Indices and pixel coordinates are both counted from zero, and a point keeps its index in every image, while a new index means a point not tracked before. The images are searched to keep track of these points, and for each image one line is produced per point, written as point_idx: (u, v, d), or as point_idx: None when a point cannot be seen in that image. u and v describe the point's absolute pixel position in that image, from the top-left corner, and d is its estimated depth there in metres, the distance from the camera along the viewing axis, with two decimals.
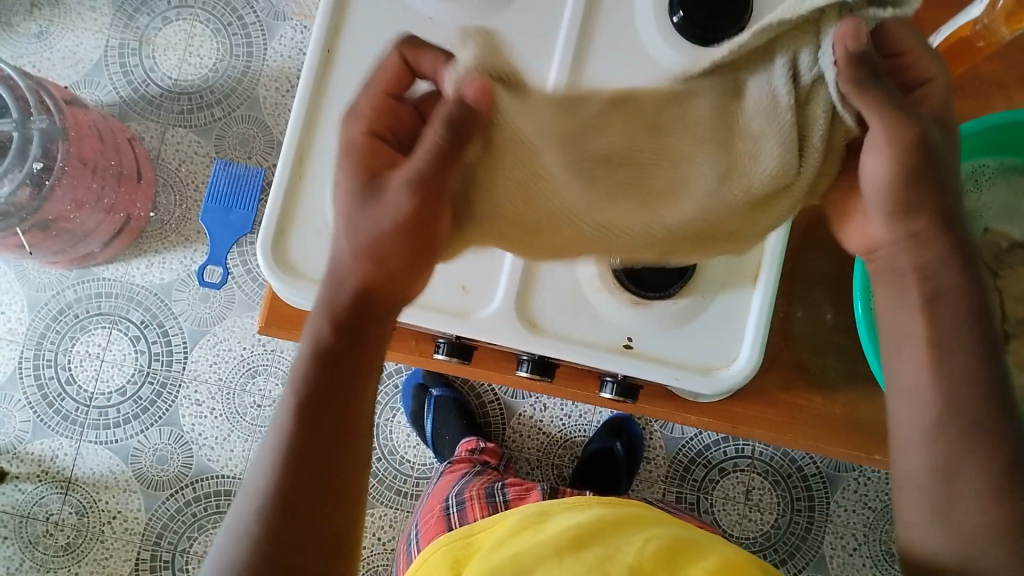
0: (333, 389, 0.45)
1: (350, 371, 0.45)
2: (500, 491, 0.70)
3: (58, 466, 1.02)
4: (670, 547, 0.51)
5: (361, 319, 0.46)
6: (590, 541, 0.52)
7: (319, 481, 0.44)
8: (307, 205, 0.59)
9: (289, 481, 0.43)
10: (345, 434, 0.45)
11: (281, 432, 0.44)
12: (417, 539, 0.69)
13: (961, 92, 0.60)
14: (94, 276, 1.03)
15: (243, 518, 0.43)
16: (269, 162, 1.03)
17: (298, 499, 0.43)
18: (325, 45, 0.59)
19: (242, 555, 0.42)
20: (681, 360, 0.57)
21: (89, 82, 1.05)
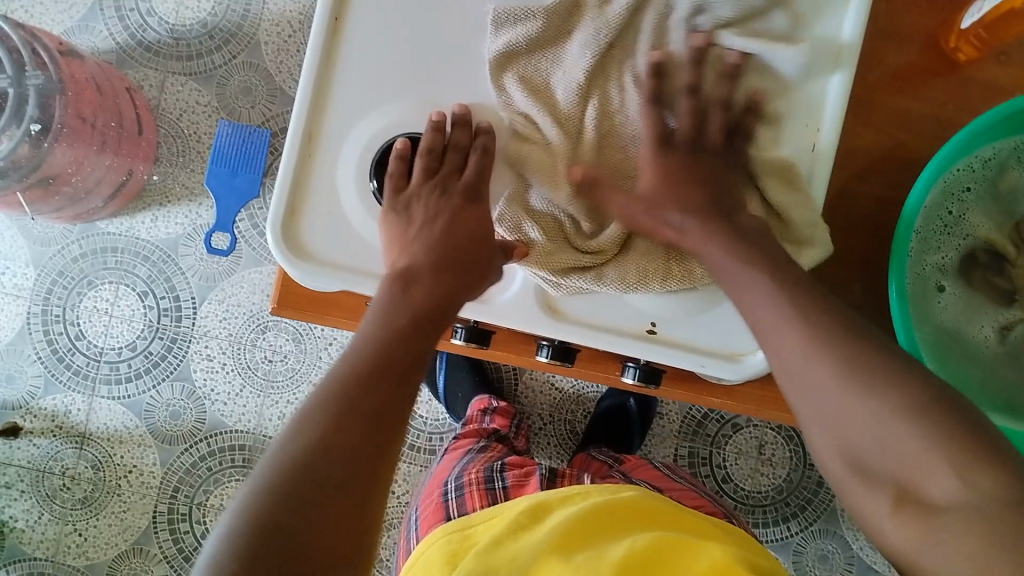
0: (374, 389, 0.43)
1: (393, 381, 0.45)
2: (499, 475, 0.69)
3: (72, 422, 1.02)
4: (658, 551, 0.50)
5: (402, 338, 0.47)
6: (580, 539, 0.51)
7: (366, 443, 0.41)
8: (318, 185, 0.56)
9: (315, 458, 0.40)
10: (385, 433, 0.42)
11: (318, 404, 0.42)
12: (416, 525, 0.69)
13: (1006, 59, 0.57)
14: (99, 231, 1.01)
15: (273, 460, 0.40)
16: (272, 111, 0.99)
17: (342, 450, 0.41)
18: (332, 13, 0.56)
19: (249, 519, 0.37)
20: (707, 346, 0.56)
21: (83, 27, 1.00)
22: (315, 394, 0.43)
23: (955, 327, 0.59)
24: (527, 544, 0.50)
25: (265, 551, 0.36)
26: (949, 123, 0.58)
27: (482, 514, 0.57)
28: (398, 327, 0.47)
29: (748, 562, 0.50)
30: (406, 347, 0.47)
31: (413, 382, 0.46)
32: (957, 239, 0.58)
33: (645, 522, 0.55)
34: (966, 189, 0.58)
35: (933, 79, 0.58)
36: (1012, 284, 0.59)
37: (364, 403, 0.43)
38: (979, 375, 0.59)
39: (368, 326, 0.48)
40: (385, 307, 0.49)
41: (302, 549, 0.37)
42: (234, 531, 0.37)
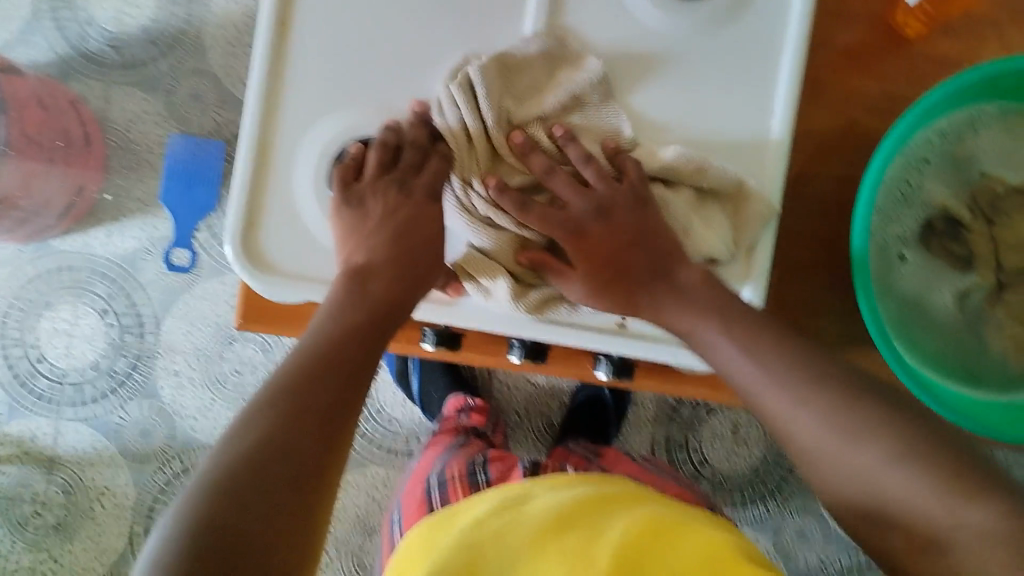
0: (321, 389, 0.43)
1: (341, 383, 0.44)
2: (481, 469, 0.69)
3: (39, 446, 1.00)
4: (654, 532, 0.48)
5: (349, 337, 0.47)
6: (573, 521, 0.49)
7: (319, 442, 0.42)
8: (275, 196, 0.55)
9: (262, 456, 0.40)
10: (333, 435, 0.42)
11: (264, 401, 0.42)
12: (399, 521, 0.68)
13: (953, 31, 0.58)
14: (53, 250, 0.99)
15: (221, 457, 0.40)
16: (224, 117, 0.97)
17: (295, 451, 0.40)
18: (277, 18, 0.54)
19: (192, 517, 0.37)
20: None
21: (22, 40, 0.98)
22: (265, 388, 0.43)
23: (916, 295, 0.59)
24: (515, 529, 0.49)
25: (208, 547, 0.36)
26: (904, 99, 0.58)
27: (473, 501, 0.56)
28: (353, 325, 0.48)
29: (747, 545, 0.48)
30: (361, 343, 0.47)
31: (363, 377, 0.46)
32: (915, 209, 0.59)
33: (637, 501, 0.53)
34: (925, 160, 0.59)
35: (885, 56, 0.58)
36: (969, 249, 0.59)
37: (314, 405, 0.43)
38: (940, 342, 0.60)
39: (315, 325, 0.47)
40: (333, 306, 0.48)
41: (255, 550, 0.37)
42: (180, 529, 0.37)
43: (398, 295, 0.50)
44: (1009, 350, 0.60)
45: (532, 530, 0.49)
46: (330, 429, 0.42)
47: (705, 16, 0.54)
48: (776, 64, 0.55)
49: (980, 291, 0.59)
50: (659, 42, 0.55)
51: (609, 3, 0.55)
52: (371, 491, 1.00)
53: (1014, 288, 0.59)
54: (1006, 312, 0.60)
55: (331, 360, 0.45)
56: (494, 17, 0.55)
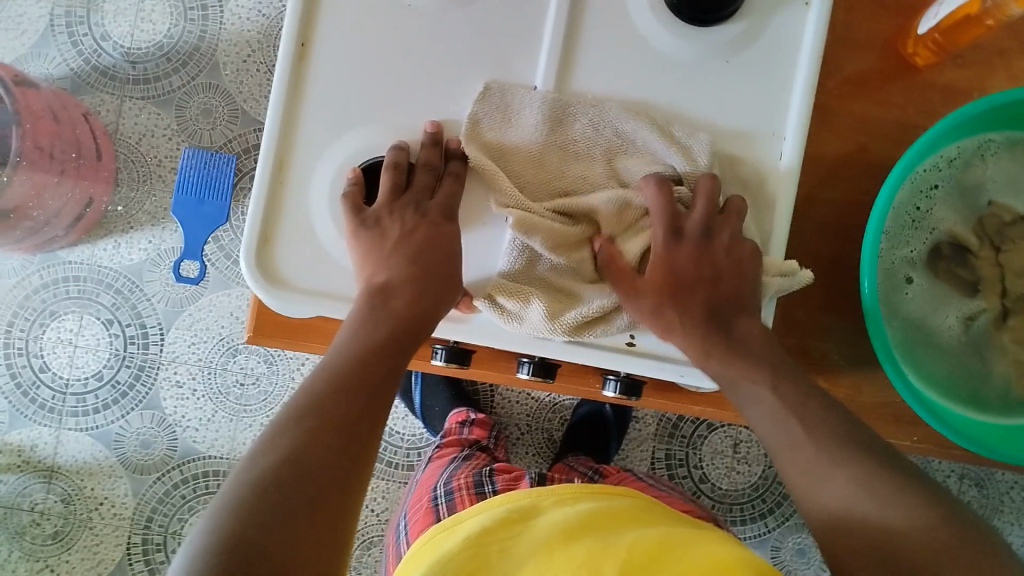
0: (342, 409, 0.45)
1: (361, 404, 0.46)
2: (487, 480, 0.69)
3: (39, 456, 1.00)
4: (661, 543, 0.49)
5: (369, 359, 0.49)
6: (581, 534, 0.50)
7: (339, 459, 0.43)
8: (291, 212, 0.56)
9: (285, 472, 0.41)
10: (354, 453, 0.44)
11: (286, 424, 0.44)
12: (406, 530, 0.69)
13: (962, 62, 0.59)
14: (60, 260, 0.99)
15: (244, 476, 0.41)
16: (234, 132, 0.98)
17: (315, 468, 0.42)
18: (298, 38, 0.55)
19: (219, 525, 0.39)
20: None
21: (36, 53, 0.98)
22: (289, 409, 0.45)
23: (921, 318, 0.60)
24: (523, 541, 0.50)
25: (238, 552, 0.38)
26: (911, 125, 0.60)
27: (475, 509, 0.56)
28: (373, 344, 0.49)
29: (751, 554, 0.49)
30: (380, 365, 0.49)
31: (382, 399, 0.48)
32: (923, 233, 0.60)
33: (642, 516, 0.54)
34: (933, 186, 0.60)
35: (892, 84, 0.59)
36: (976, 275, 0.60)
37: (334, 424, 0.45)
38: (947, 365, 0.60)
39: (336, 349, 0.49)
40: (353, 330, 0.50)
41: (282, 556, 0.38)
42: (209, 538, 0.38)
43: (423, 318, 0.51)
44: (1012, 374, 0.61)
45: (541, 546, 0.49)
46: (350, 447, 0.44)
47: (721, 42, 0.56)
48: (788, 91, 0.56)
49: (986, 316, 0.60)
50: (676, 67, 0.56)
51: (627, 28, 0.56)
52: (370, 505, 1.00)
53: (1018, 314, 0.61)
54: (1012, 337, 0.61)
55: (351, 383, 0.47)
56: (513, 39, 0.56)
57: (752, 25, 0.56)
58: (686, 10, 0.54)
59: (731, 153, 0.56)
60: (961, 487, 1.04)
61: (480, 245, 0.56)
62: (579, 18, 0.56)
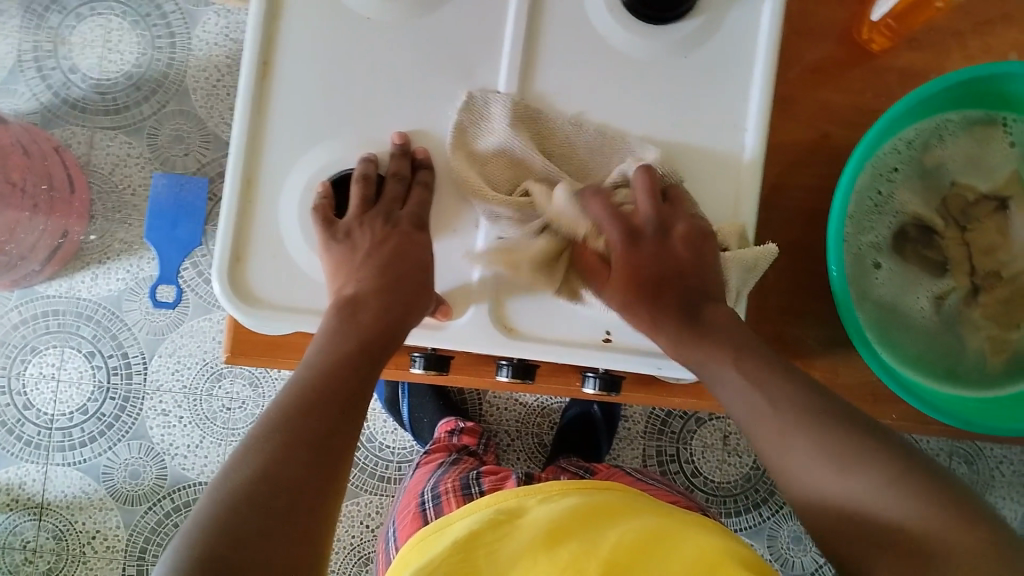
0: (315, 425, 0.45)
1: (335, 420, 0.46)
2: (475, 481, 0.70)
3: (28, 493, 0.99)
4: (642, 541, 0.49)
5: (343, 373, 0.48)
6: (564, 535, 0.50)
7: (315, 474, 0.43)
8: (261, 230, 0.56)
9: (262, 492, 0.41)
10: (331, 468, 0.44)
11: (260, 440, 0.44)
12: (395, 536, 0.69)
13: (917, 44, 0.60)
14: (38, 295, 0.99)
15: (219, 494, 0.41)
16: (207, 157, 0.99)
17: (291, 486, 0.42)
18: (259, 58, 0.55)
19: (198, 546, 0.39)
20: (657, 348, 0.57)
21: (4, 90, 0.98)
22: (265, 425, 0.45)
23: (892, 301, 0.61)
24: (508, 544, 0.50)
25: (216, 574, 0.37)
26: (871, 110, 0.60)
27: (463, 511, 0.56)
28: (346, 355, 0.49)
29: (734, 546, 0.49)
30: (353, 377, 0.49)
31: (356, 412, 0.48)
32: (888, 217, 0.60)
33: (625, 512, 0.54)
34: (894, 169, 0.60)
35: (851, 69, 0.60)
36: (943, 254, 0.61)
37: (308, 441, 0.44)
38: (922, 344, 0.61)
39: (306, 362, 0.49)
40: (325, 344, 0.50)
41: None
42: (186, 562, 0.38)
43: (395, 332, 0.52)
44: (986, 351, 0.61)
45: (523, 549, 0.49)
46: (326, 460, 0.44)
47: (677, 38, 0.56)
48: (747, 83, 0.57)
49: (956, 294, 0.61)
50: (637, 66, 0.57)
51: (585, 30, 0.57)
52: (365, 522, 1.00)
53: (987, 291, 0.61)
54: (982, 313, 0.61)
55: (328, 398, 0.47)
56: (473, 46, 0.57)
57: (709, 20, 0.56)
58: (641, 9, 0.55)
59: (697, 147, 0.57)
60: (951, 466, 1.04)
61: (450, 258, 0.56)
62: (538, 24, 0.57)
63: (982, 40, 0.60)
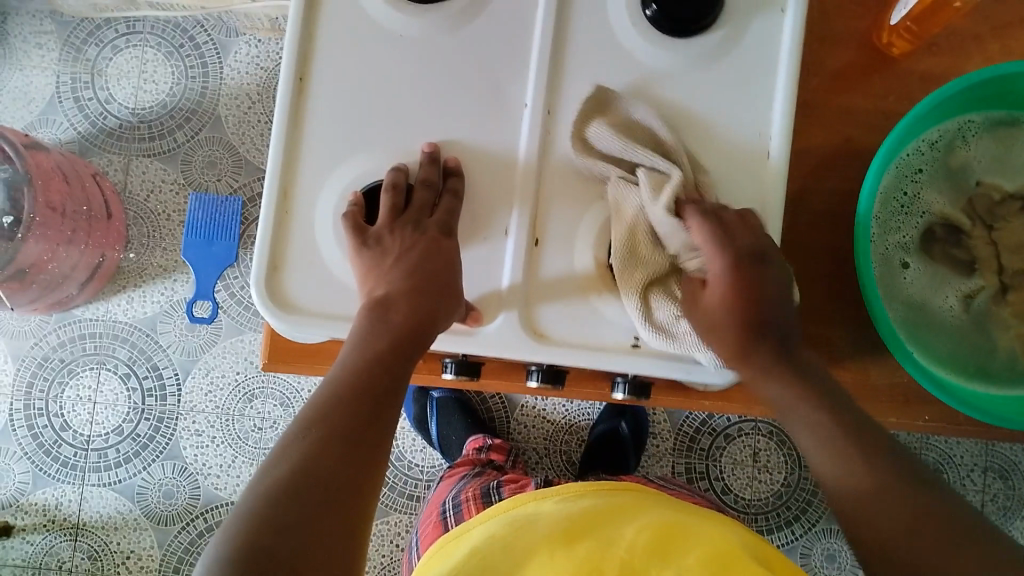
0: (349, 420, 0.46)
1: (368, 415, 0.47)
2: (495, 489, 0.71)
3: (65, 514, 1.00)
4: (659, 535, 0.50)
5: (377, 372, 0.50)
6: (583, 533, 0.50)
7: (349, 467, 0.44)
8: (297, 240, 0.57)
9: (298, 481, 0.42)
10: (366, 463, 0.45)
11: (296, 436, 0.45)
12: (418, 544, 0.71)
13: (937, 49, 0.61)
14: (75, 318, 1.01)
15: (257, 486, 0.42)
16: (240, 181, 1.01)
17: (326, 476, 0.43)
18: (296, 74, 0.57)
19: (236, 531, 0.40)
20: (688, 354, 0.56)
21: (44, 120, 1.02)
22: (299, 422, 0.46)
23: (922, 300, 0.61)
24: (531, 532, 0.51)
25: (254, 558, 0.38)
26: (893, 113, 0.61)
27: (480, 518, 0.56)
28: (379, 352, 0.50)
29: (750, 546, 0.49)
30: (386, 375, 0.50)
31: (388, 411, 0.49)
32: (915, 217, 0.61)
33: (642, 508, 0.54)
34: (919, 171, 0.61)
35: (872, 74, 0.61)
36: (971, 254, 0.61)
37: (341, 434, 0.46)
38: (949, 344, 0.61)
39: (337, 364, 0.50)
40: (357, 344, 0.51)
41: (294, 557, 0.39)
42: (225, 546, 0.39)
43: (429, 333, 0.53)
44: (1019, 349, 0.61)
45: (547, 539, 0.50)
46: (358, 458, 0.45)
47: (700, 52, 0.57)
48: (770, 88, 0.58)
49: (985, 293, 0.61)
50: (658, 81, 0.58)
51: (610, 40, 0.58)
52: (395, 540, 1.00)
53: (1017, 289, 0.61)
54: (1013, 312, 0.62)
55: (361, 396, 0.48)
56: (501, 56, 0.58)
57: (731, 28, 0.58)
58: (666, 23, 0.56)
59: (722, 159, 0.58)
60: (986, 482, 1.03)
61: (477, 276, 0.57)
62: (564, 37, 0.58)
63: (1002, 42, 0.61)
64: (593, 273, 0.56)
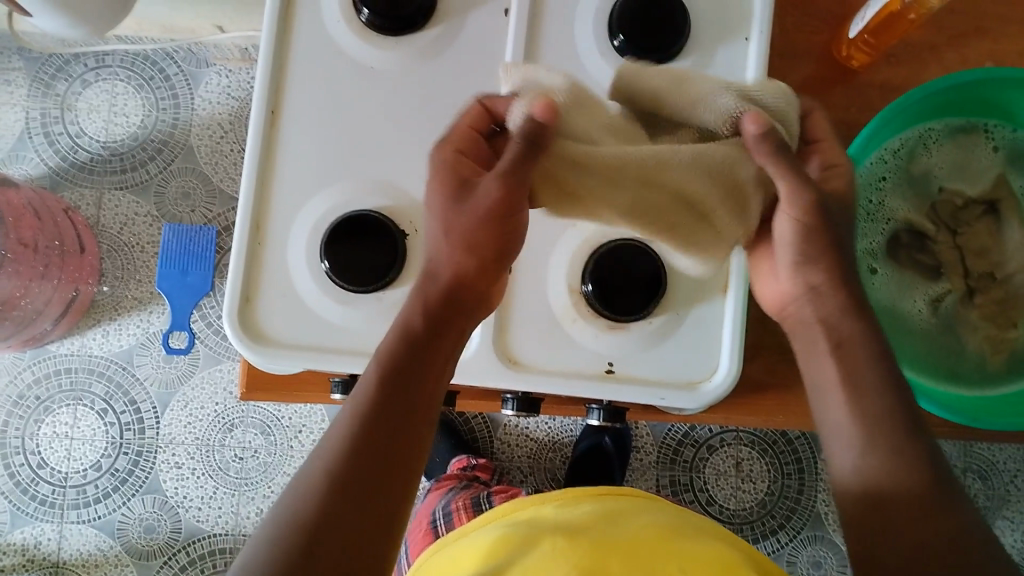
0: (380, 449, 0.44)
1: (402, 435, 0.45)
2: (485, 499, 0.72)
3: (44, 553, 0.99)
4: (655, 534, 0.51)
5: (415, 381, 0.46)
6: (588, 527, 0.52)
7: (375, 497, 0.43)
8: (269, 273, 0.56)
9: (320, 521, 0.41)
10: (395, 491, 0.44)
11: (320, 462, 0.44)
12: (407, 554, 0.72)
13: (896, 60, 0.62)
14: (50, 354, 1.00)
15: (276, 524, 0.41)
16: (214, 212, 1.01)
17: (349, 514, 0.42)
18: (268, 106, 0.57)
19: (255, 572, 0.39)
20: (662, 378, 0.56)
21: (14, 156, 1.01)
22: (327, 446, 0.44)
23: (890, 304, 0.62)
24: (531, 533, 0.52)
25: None
26: (855, 124, 0.63)
27: (477, 521, 0.58)
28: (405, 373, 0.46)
29: (737, 553, 0.50)
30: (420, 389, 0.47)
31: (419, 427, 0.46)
32: (880, 224, 0.62)
33: (637, 510, 0.55)
34: (883, 179, 0.63)
35: (832, 86, 0.62)
36: (937, 258, 0.62)
37: (371, 463, 0.43)
38: (921, 347, 0.62)
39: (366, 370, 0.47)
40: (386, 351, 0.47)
41: None
42: None
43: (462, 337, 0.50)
44: (987, 350, 0.63)
45: (548, 537, 0.51)
46: (388, 487, 0.44)
47: None
48: None
49: (952, 297, 0.63)
50: None
51: None
52: None
53: (983, 292, 0.63)
54: (979, 314, 0.63)
55: (390, 414, 0.45)
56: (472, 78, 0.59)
57: None
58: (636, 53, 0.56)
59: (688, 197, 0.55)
60: (967, 483, 1.04)
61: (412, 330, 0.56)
62: (535, 60, 0.57)
63: (957, 52, 0.63)
64: (569, 301, 0.56)
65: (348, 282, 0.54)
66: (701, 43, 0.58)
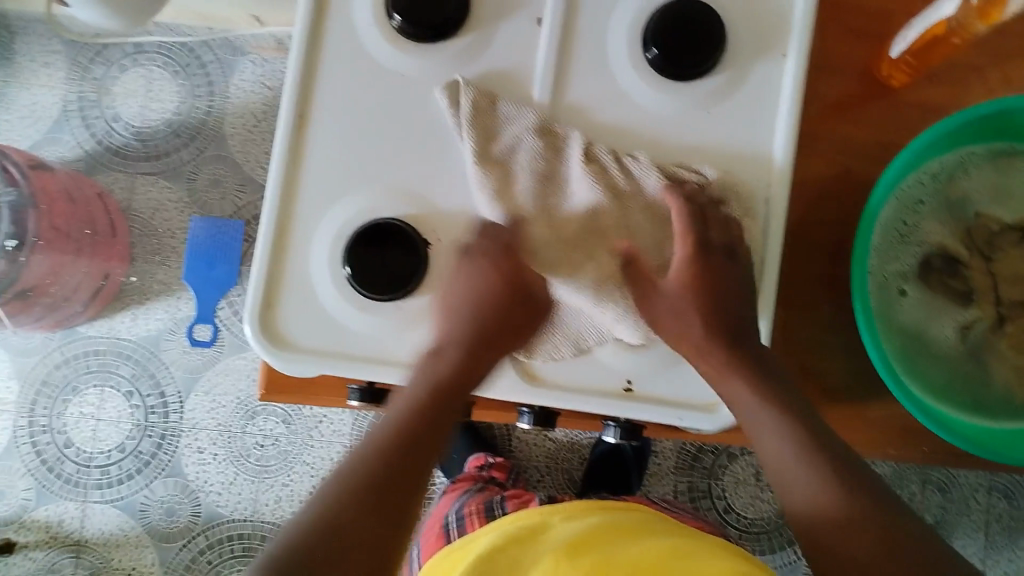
0: (400, 460, 0.50)
1: (418, 458, 0.50)
2: (498, 504, 0.72)
3: (67, 530, 1.01)
4: (665, 557, 0.50)
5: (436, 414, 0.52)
6: (588, 544, 0.51)
7: (397, 497, 0.48)
8: (292, 276, 0.56)
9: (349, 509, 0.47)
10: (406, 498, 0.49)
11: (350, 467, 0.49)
12: (419, 554, 0.73)
13: (939, 81, 0.61)
14: (79, 336, 1.02)
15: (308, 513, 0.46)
16: (244, 200, 1.01)
17: (372, 508, 0.47)
18: (297, 111, 0.56)
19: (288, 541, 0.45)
20: (681, 398, 0.56)
21: (50, 139, 1.02)
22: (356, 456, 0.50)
23: (918, 327, 0.61)
24: (533, 549, 0.52)
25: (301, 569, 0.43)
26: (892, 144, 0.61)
27: (489, 527, 0.58)
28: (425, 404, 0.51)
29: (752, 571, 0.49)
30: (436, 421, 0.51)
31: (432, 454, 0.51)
32: (914, 246, 0.61)
33: (647, 530, 0.55)
34: (919, 202, 0.61)
35: (870, 105, 0.61)
36: (969, 284, 0.61)
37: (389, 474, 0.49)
38: (946, 373, 0.62)
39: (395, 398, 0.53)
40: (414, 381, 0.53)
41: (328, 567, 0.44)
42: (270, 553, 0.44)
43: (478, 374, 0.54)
44: (1011, 381, 0.62)
45: (547, 556, 0.50)
46: (400, 497, 0.49)
47: (704, 92, 0.56)
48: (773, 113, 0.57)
49: (982, 325, 0.62)
50: (660, 122, 0.57)
51: None
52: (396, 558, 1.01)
53: (1012, 320, 0.62)
54: (1008, 344, 0.62)
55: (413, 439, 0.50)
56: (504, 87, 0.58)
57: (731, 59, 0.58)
58: (670, 68, 0.55)
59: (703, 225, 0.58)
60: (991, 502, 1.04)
61: None
62: (566, 72, 0.57)
63: (1002, 75, 0.61)
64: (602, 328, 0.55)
65: (369, 290, 0.53)
66: (737, 59, 0.56)
